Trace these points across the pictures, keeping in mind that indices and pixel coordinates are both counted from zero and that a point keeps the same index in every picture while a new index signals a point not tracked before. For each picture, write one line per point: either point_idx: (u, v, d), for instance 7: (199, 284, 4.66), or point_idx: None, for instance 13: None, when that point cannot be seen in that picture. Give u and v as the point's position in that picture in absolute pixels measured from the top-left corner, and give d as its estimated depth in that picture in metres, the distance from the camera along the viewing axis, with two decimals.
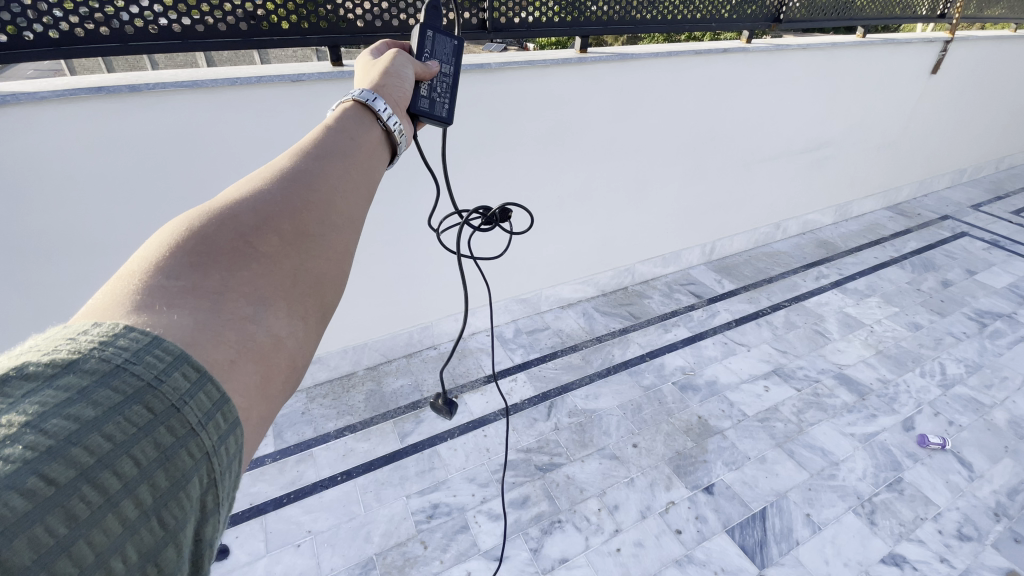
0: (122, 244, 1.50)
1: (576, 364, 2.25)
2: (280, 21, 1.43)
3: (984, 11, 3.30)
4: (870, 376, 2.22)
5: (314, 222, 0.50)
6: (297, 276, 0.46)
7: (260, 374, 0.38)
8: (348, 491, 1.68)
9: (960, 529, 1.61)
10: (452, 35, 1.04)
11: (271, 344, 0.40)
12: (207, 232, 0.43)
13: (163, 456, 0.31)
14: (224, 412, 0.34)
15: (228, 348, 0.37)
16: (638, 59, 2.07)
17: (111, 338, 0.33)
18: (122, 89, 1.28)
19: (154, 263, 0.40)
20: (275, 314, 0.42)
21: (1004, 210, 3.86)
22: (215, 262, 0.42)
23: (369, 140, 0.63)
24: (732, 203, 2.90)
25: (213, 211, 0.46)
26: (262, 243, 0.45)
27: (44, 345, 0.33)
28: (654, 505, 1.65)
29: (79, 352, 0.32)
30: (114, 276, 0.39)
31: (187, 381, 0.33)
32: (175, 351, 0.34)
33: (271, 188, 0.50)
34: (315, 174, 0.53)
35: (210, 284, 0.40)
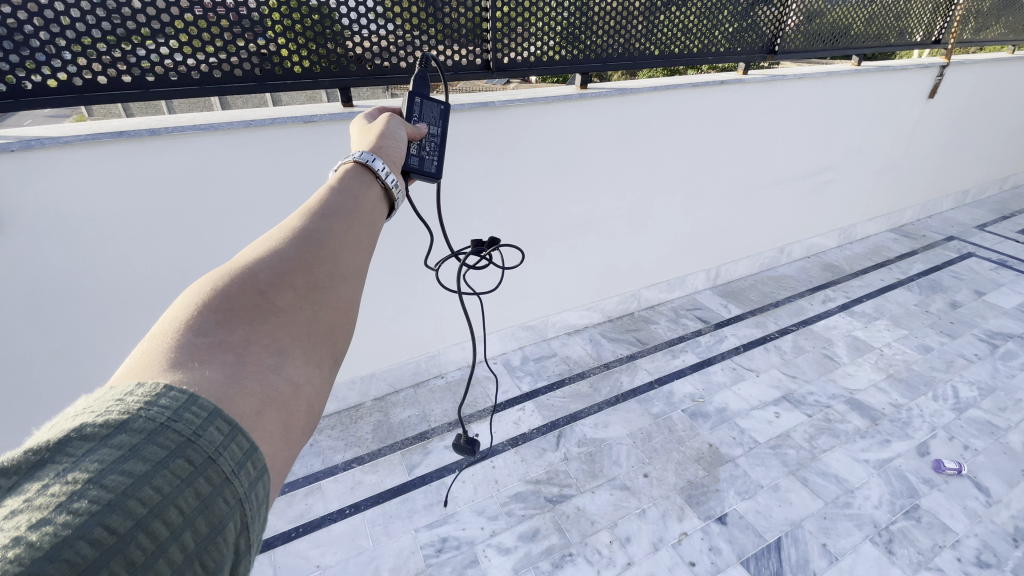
0: (138, 281, 1.54)
1: (584, 392, 2.25)
2: (294, 66, 1.50)
3: (977, 37, 3.37)
4: (882, 400, 2.19)
5: (326, 275, 0.52)
6: (312, 329, 0.48)
7: (284, 422, 0.41)
8: (357, 524, 1.66)
9: (979, 556, 1.57)
10: (439, 100, 1.10)
11: (292, 393, 0.43)
12: (229, 292, 0.46)
13: (203, 504, 0.33)
14: (254, 460, 0.37)
15: (255, 399, 0.39)
16: (638, 93, 2.13)
17: (155, 397, 0.35)
18: (143, 133, 1.34)
19: (180, 324, 0.43)
20: (294, 365, 0.44)
21: (1009, 229, 3.86)
22: (237, 319, 0.44)
23: (370, 197, 0.66)
24: (735, 228, 2.93)
25: (232, 272, 0.49)
26: (279, 299, 0.48)
27: (95, 407, 0.35)
28: (667, 536, 1.62)
29: (129, 412, 0.34)
30: (145, 339, 0.41)
31: (221, 434, 0.36)
32: (209, 406, 0.36)
33: (284, 246, 0.53)
34: (323, 230, 0.57)
35: (233, 340, 0.43)
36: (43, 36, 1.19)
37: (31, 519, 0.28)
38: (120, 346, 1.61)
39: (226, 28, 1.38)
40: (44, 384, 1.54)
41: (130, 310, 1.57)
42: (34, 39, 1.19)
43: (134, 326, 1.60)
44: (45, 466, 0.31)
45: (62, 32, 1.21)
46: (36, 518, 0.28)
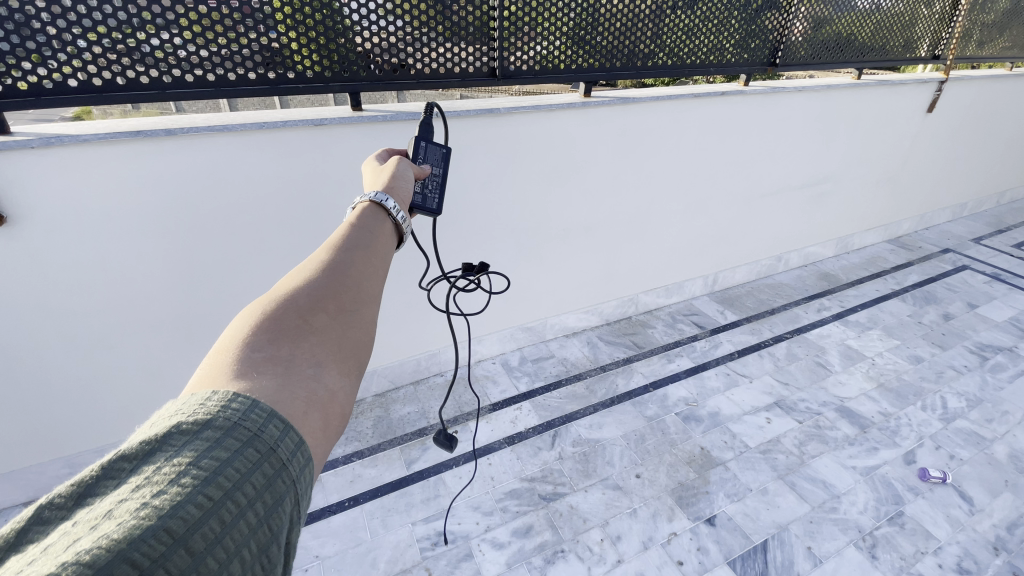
0: (149, 274, 1.58)
1: (581, 394, 2.29)
2: (305, 70, 1.55)
3: (979, 52, 3.40)
4: (872, 408, 2.24)
5: (354, 298, 0.58)
6: (344, 345, 0.53)
7: (326, 422, 0.45)
8: (355, 517, 1.71)
9: (960, 563, 1.61)
10: (442, 144, 1.17)
11: (329, 397, 0.47)
12: (274, 317, 0.52)
13: (268, 483, 0.38)
14: (303, 451, 0.41)
15: (302, 402, 0.44)
16: (640, 103, 2.17)
17: (226, 401, 0.40)
18: (159, 133, 1.38)
19: (235, 343, 0.48)
20: (330, 374, 0.49)
21: (1005, 243, 3.90)
22: (282, 337, 0.50)
23: (385, 230, 0.72)
24: (733, 236, 2.97)
25: (275, 299, 0.54)
26: (315, 319, 0.53)
27: (184, 408, 0.39)
28: (656, 535, 1.67)
29: (211, 412, 0.39)
30: (208, 356, 0.46)
31: (278, 430, 0.41)
32: (267, 409, 0.41)
33: (317, 274, 0.59)
34: (349, 260, 0.62)
35: (279, 356, 0.48)
36: (59, 24, 1.23)
37: (152, 490, 0.33)
38: (130, 339, 1.65)
39: (237, 20, 1.41)
40: (54, 372, 1.58)
41: (140, 304, 1.61)
42: (50, 26, 1.22)
43: (143, 319, 1.64)
44: (153, 455, 0.36)
45: (79, 21, 1.24)
46: (153, 491, 0.33)
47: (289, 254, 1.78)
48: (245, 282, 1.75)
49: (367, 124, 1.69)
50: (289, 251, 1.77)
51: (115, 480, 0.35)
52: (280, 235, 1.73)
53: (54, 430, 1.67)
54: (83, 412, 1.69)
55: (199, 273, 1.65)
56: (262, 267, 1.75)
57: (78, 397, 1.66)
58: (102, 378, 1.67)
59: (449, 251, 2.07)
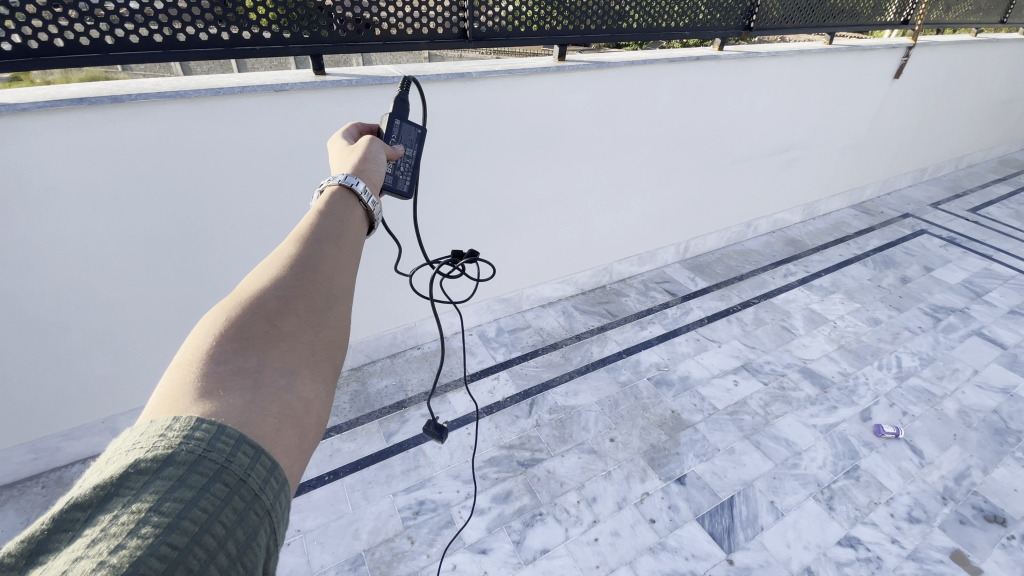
0: (103, 251, 1.51)
1: (557, 362, 2.33)
2: (263, 31, 1.46)
3: (946, 17, 3.44)
4: (832, 369, 2.35)
5: (325, 297, 0.57)
6: (316, 350, 0.53)
7: (300, 435, 0.45)
8: (336, 490, 1.72)
9: (910, 512, 1.74)
10: (417, 124, 1.14)
11: (303, 408, 0.47)
12: (241, 322, 0.50)
13: (240, 518, 0.38)
14: (276, 475, 0.41)
15: (274, 419, 0.44)
16: (615, 68, 2.14)
17: (189, 431, 0.38)
18: (105, 101, 1.29)
19: (201, 354, 0.46)
20: (303, 383, 0.49)
21: (961, 208, 4.06)
22: (251, 346, 0.49)
23: (354, 216, 0.71)
24: (705, 204, 3.01)
25: (241, 302, 0.53)
26: (284, 325, 0.52)
27: (142, 441, 0.38)
28: (630, 496, 1.74)
29: (171, 446, 0.37)
30: (170, 370, 0.45)
31: (248, 456, 0.40)
32: (235, 434, 0.40)
33: (285, 272, 0.57)
34: (319, 254, 0.61)
35: (248, 366, 0.47)
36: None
37: (108, 545, 0.31)
38: (90, 318, 1.59)
39: None
40: (7, 356, 1.51)
41: (98, 282, 1.55)
42: None
43: (104, 297, 1.58)
44: (111, 501, 0.34)
45: None
46: (111, 544, 0.32)
47: (254, 228, 1.72)
48: (209, 257, 1.69)
49: (333, 91, 1.62)
50: (255, 225, 1.72)
51: (68, 532, 0.33)
52: (245, 208, 1.67)
53: (16, 414, 1.62)
54: (45, 394, 1.64)
55: (161, 249, 1.59)
56: (226, 242, 1.69)
57: (37, 379, 1.60)
58: (64, 360, 1.61)
59: (423, 224, 2.04)
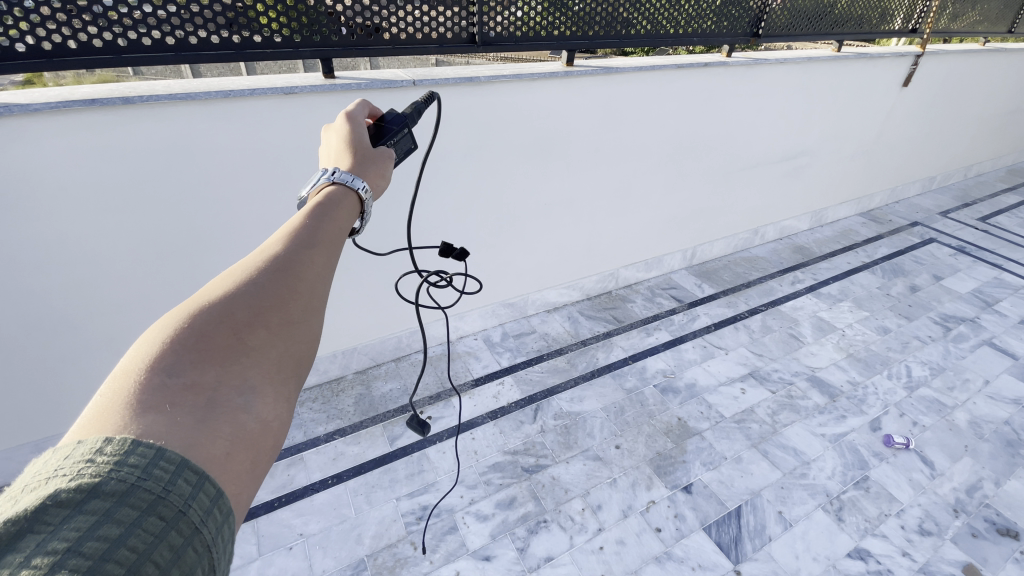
0: (110, 252, 1.51)
1: (562, 367, 2.31)
2: (273, 35, 1.47)
3: (955, 25, 3.43)
4: (841, 378, 2.32)
5: (297, 307, 0.56)
6: (280, 365, 0.52)
7: (252, 460, 0.45)
8: (339, 494, 1.71)
9: (920, 524, 1.71)
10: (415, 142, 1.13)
11: (259, 430, 0.47)
12: (205, 331, 0.49)
13: (177, 555, 0.37)
14: (220, 506, 0.40)
15: (225, 443, 0.44)
16: (623, 74, 2.14)
17: (122, 456, 0.37)
18: (116, 102, 1.30)
19: (156, 362, 0.46)
20: (262, 401, 0.49)
21: (970, 217, 4.03)
22: (213, 359, 0.48)
23: (341, 217, 0.70)
24: (711, 211, 3.00)
25: (210, 307, 0.52)
26: (249, 336, 0.52)
27: (65, 468, 0.36)
28: (635, 504, 1.72)
29: (98, 474, 0.36)
30: (121, 376, 0.44)
31: (189, 485, 0.39)
32: (176, 459, 0.39)
33: (261, 278, 0.56)
34: (299, 261, 0.60)
35: (204, 381, 0.46)
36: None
37: None
38: (96, 318, 1.59)
39: None
40: (13, 356, 1.51)
41: (104, 282, 1.55)
42: None
43: (111, 298, 1.58)
44: (23, 538, 0.32)
45: None
46: None
47: (261, 230, 1.73)
48: (216, 259, 1.69)
49: (341, 94, 1.62)
50: (262, 227, 1.72)
51: None
52: (253, 209, 1.67)
53: (22, 413, 1.63)
54: (52, 394, 1.65)
55: (168, 250, 1.60)
56: (233, 244, 1.70)
57: (43, 379, 1.60)
58: (71, 359, 1.62)
59: (429, 227, 2.04)
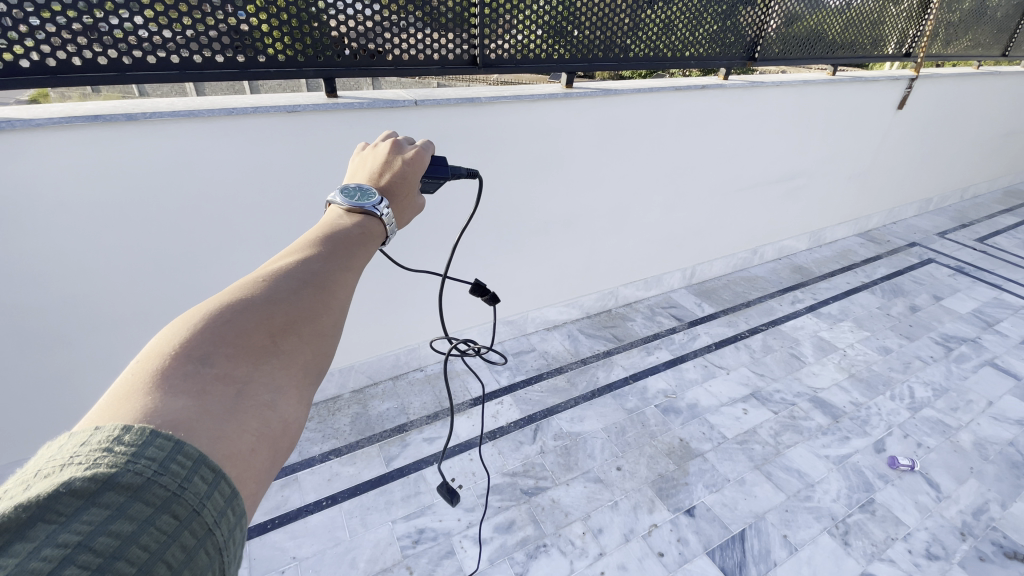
0: (108, 267, 1.50)
1: (561, 387, 2.29)
2: (278, 54, 1.49)
3: (947, 49, 3.49)
4: (843, 399, 2.30)
5: (322, 318, 0.62)
6: (303, 369, 0.58)
7: (272, 455, 0.50)
8: (333, 516, 1.67)
9: (929, 548, 1.67)
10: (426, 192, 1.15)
11: (281, 427, 0.52)
12: (244, 332, 0.55)
13: (189, 556, 0.40)
14: (233, 507, 0.44)
15: (251, 438, 0.49)
16: (622, 95, 2.17)
17: (139, 448, 0.40)
18: (120, 118, 1.31)
19: (200, 352, 0.52)
20: (286, 401, 0.54)
21: (968, 237, 4.05)
22: (247, 357, 0.54)
23: (367, 236, 0.75)
24: (710, 230, 3.01)
25: (249, 309, 0.58)
26: (278, 340, 0.57)
27: (80, 457, 0.39)
28: (637, 527, 1.68)
29: (115, 465, 0.39)
30: (168, 361, 0.50)
31: (205, 483, 0.42)
32: (193, 455, 0.43)
33: (294, 288, 0.63)
34: (328, 276, 0.66)
35: (239, 375, 0.52)
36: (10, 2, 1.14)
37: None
38: (91, 334, 1.58)
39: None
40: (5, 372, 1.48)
41: (101, 297, 1.54)
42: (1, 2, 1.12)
43: (107, 314, 1.57)
44: (35, 524, 0.35)
45: None
46: None
47: (261, 247, 1.72)
48: (214, 275, 1.69)
49: (343, 112, 1.63)
50: (261, 243, 1.72)
51: None
52: (252, 226, 1.67)
53: (12, 429, 1.60)
54: (44, 411, 1.62)
55: (166, 267, 1.59)
56: (232, 261, 1.69)
57: (34, 396, 1.58)
58: (65, 376, 1.60)
59: (430, 245, 2.04)
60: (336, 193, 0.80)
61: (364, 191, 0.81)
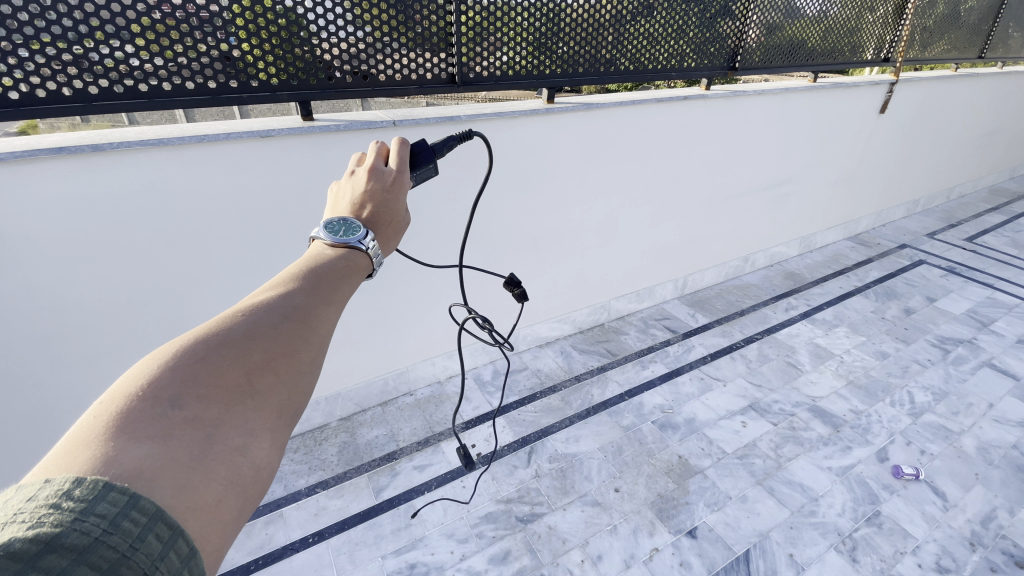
0: (76, 304, 1.44)
1: (556, 406, 2.23)
2: (251, 79, 1.45)
3: (926, 53, 3.53)
4: (843, 407, 2.26)
5: (301, 353, 0.58)
6: (279, 409, 0.54)
7: (240, 506, 0.46)
8: (320, 554, 1.60)
9: (938, 562, 1.61)
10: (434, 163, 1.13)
11: (252, 475, 0.48)
12: (218, 369, 0.51)
13: None
14: (189, 568, 0.39)
15: (217, 487, 0.44)
16: (604, 109, 2.15)
17: (89, 505, 0.37)
18: (84, 149, 1.26)
19: (164, 391, 0.47)
20: (259, 445, 0.49)
21: (957, 237, 4.06)
22: (219, 397, 0.49)
23: (354, 267, 0.72)
24: (699, 240, 2.99)
25: (225, 344, 0.54)
26: (255, 378, 0.53)
27: (24, 514, 0.35)
28: (638, 552, 1.62)
29: (60, 524, 0.35)
30: (126, 399, 0.45)
31: (159, 541, 0.38)
32: (149, 510, 0.39)
33: (274, 319, 0.58)
34: (312, 308, 0.62)
35: (208, 417, 0.48)
36: None
37: None
38: (60, 373, 1.51)
39: (171, 26, 1.30)
40: None
41: (71, 335, 1.48)
42: None
43: (78, 351, 1.51)
44: None
45: None
46: None
47: (238, 276, 1.67)
48: (189, 307, 1.63)
49: (319, 136, 1.60)
50: (239, 272, 1.67)
51: None
52: (228, 254, 1.62)
53: None
54: (13, 455, 1.55)
55: (139, 299, 1.54)
56: (208, 291, 1.64)
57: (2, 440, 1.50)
58: (35, 418, 1.53)
59: (416, 266, 1.99)
60: (320, 227, 0.75)
61: (349, 224, 0.76)
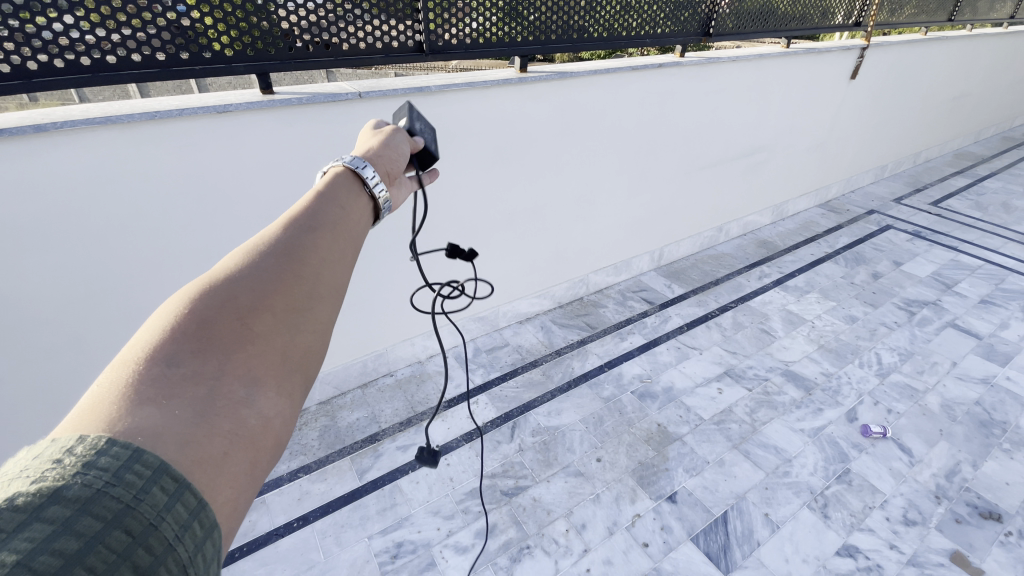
0: (31, 296, 1.37)
1: (537, 381, 2.25)
2: (203, 50, 1.36)
3: (895, 18, 3.54)
4: (814, 370, 2.33)
5: (298, 292, 0.54)
6: (282, 353, 0.50)
7: (251, 460, 0.43)
8: (305, 537, 1.60)
9: (905, 514, 1.70)
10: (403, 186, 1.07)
11: (260, 427, 0.44)
12: (210, 317, 0.47)
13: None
14: (200, 519, 0.37)
15: (223, 441, 0.41)
16: (578, 78, 2.11)
17: (94, 458, 0.35)
18: (26, 130, 1.18)
19: (156, 350, 0.44)
20: (265, 395, 0.46)
21: (922, 202, 4.16)
22: (215, 347, 0.46)
23: (347, 199, 0.66)
24: (675, 210, 3.00)
25: (216, 291, 0.50)
26: (252, 322, 0.49)
27: (31, 470, 0.34)
28: (621, 519, 1.66)
29: (63, 477, 0.34)
30: (117, 364, 0.42)
31: (165, 493, 0.36)
32: (154, 462, 0.36)
33: (265, 262, 0.55)
34: (305, 244, 0.57)
35: (206, 370, 0.44)
36: None
37: None
38: (18, 368, 1.44)
39: None
40: None
41: (27, 329, 1.41)
42: None
43: (36, 345, 1.44)
44: None
45: None
46: None
47: (203, 261, 1.61)
48: (153, 295, 1.57)
49: (281, 110, 1.53)
50: (204, 256, 1.61)
51: None
52: (191, 239, 1.55)
53: None
54: None
55: (99, 288, 1.47)
56: (171, 278, 1.58)
57: None
58: None
59: (390, 245, 1.95)
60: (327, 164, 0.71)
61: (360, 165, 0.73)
